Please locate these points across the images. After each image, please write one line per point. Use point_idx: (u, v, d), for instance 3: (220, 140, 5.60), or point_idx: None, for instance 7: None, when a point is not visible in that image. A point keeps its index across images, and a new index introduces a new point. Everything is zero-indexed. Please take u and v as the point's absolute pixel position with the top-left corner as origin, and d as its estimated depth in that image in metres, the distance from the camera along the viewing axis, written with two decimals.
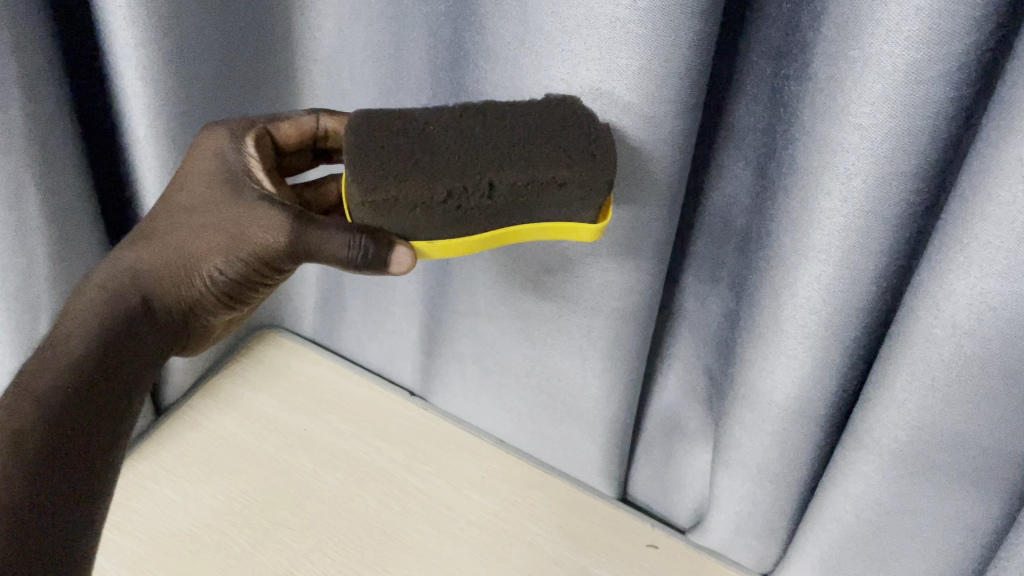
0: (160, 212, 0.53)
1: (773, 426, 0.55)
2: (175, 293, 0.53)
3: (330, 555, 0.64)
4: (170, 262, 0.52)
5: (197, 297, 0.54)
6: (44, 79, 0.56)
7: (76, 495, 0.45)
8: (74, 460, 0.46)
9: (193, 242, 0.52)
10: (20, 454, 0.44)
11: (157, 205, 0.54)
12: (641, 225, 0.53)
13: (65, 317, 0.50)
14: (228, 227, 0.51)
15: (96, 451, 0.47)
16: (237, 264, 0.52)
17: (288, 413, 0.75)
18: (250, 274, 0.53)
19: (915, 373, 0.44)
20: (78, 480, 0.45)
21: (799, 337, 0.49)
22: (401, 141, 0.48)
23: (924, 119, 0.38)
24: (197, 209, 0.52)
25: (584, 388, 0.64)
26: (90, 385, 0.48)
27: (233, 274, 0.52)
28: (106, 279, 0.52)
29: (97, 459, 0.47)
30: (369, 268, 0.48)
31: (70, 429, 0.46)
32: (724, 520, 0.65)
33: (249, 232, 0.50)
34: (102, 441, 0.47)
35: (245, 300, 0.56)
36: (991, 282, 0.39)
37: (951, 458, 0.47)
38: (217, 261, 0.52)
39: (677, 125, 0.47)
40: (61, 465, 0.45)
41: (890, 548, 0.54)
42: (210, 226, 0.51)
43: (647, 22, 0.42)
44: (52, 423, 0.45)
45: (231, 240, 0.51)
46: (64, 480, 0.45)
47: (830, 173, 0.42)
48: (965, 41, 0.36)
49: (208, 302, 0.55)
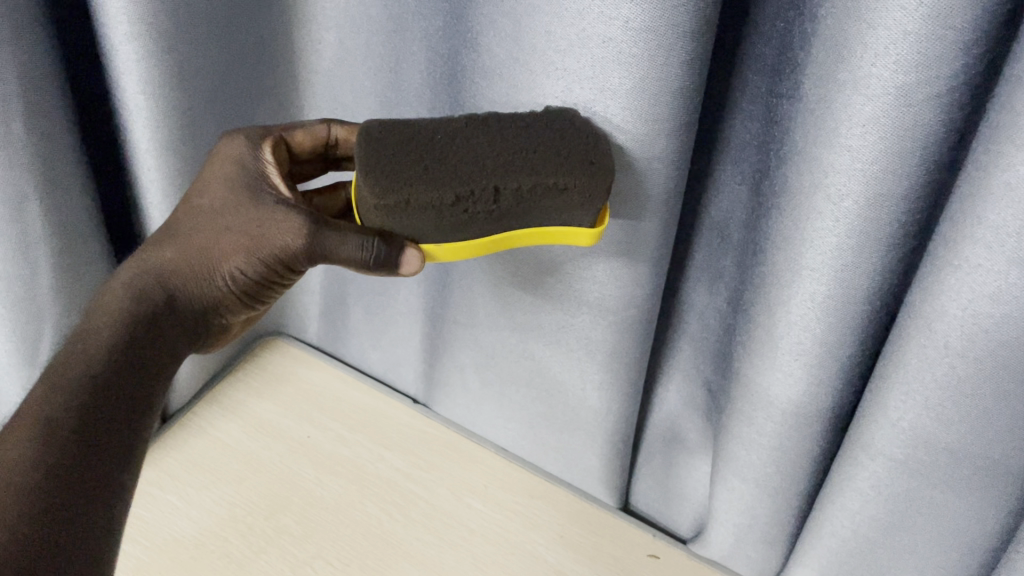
0: (182, 215, 0.54)
1: (771, 441, 0.55)
2: (196, 293, 0.53)
3: (332, 562, 0.64)
4: (192, 263, 0.53)
5: (218, 296, 0.54)
6: (51, 95, 0.57)
7: (96, 480, 0.45)
8: (92, 458, 0.45)
9: (213, 244, 0.52)
10: (48, 440, 0.44)
11: (177, 208, 0.55)
12: (637, 240, 0.53)
13: (87, 319, 0.51)
14: (249, 229, 0.51)
15: (120, 437, 0.47)
16: (258, 265, 0.52)
17: (293, 421, 0.75)
18: (270, 275, 0.53)
19: (909, 393, 0.44)
20: (93, 487, 0.45)
21: (794, 355, 0.49)
22: (410, 149, 0.48)
23: (915, 142, 0.38)
24: (218, 211, 0.52)
25: (583, 400, 0.65)
26: (116, 377, 0.48)
27: (254, 275, 0.53)
28: (131, 280, 0.52)
29: (119, 446, 0.47)
30: (380, 268, 0.49)
31: (95, 420, 0.46)
32: (724, 532, 0.64)
33: (269, 235, 0.50)
34: (125, 430, 0.48)
35: (263, 299, 0.57)
36: (983, 304, 0.39)
37: (947, 475, 0.47)
38: (237, 261, 0.52)
39: (670, 142, 0.47)
40: (83, 458, 0.45)
41: (888, 563, 0.54)
42: (231, 228, 0.52)
43: (639, 41, 0.43)
44: (82, 409, 0.46)
45: (251, 241, 0.51)
46: (82, 475, 0.44)
47: (822, 194, 0.42)
48: (953, 65, 0.36)
49: (229, 301, 0.55)
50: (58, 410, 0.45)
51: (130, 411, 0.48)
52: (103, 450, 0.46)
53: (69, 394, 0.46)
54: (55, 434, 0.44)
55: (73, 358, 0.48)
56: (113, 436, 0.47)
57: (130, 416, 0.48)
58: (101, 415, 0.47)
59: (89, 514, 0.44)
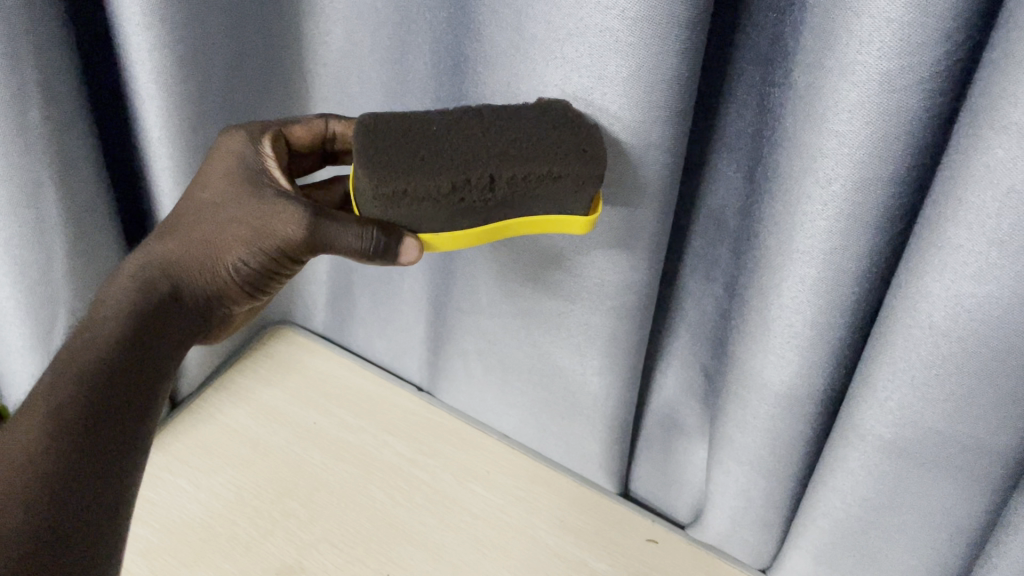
0: (188, 207, 0.56)
1: (764, 424, 0.56)
2: (202, 283, 0.55)
3: (337, 544, 0.66)
4: (197, 253, 0.54)
5: (223, 286, 0.56)
6: (65, 84, 0.59)
7: (106, 460, 0.47)
8: (101, 440, 0.47)
9: (218, 235, 0.54)
10: (59, 425, 0.46)
11: (180, 203, 0.56)
12: (635, 226, 0.54)
13: (100, 306, 0.52)
14: (250, 221, 0.53)
15: (129, 418, 0.49)
16: (260, 255, 0.54)
17: (298, 407, 0.77)
18: (272, 265, 0.55)
19: (896, 373, 0.46)
20: (104, 467, 0.46)
21: (785, 337, 0.50)
22: (407, 141, 0.49)
23: (899, 126, 0.40)
24: (222, 204, 0.54)
25: (584, 385, 0.66)
26: (124, 364, 0.50)
27: (256, 265, 0.54)
28: (137, 272, 0.54)
29: (129, 427, 0.49)
30: (380, 257, 0.51)
31: (104, 404, 0.48)
32: (721, 514, 0.66)
33: (271, 227, 0.52)
34: (133, 411, 0.49)
35: (266, 290, 0.58)
36: (965, 285, 0.40)
37: (934, 455, 0.48)
38: (241, 252, 0.54)
39: (665, 130, 0.49)
40: (94, 440, 0.47)
41: (880, 544, 0.55)
42: (235, 220, 0.53)
43: (636, 30, 0.44)
44: (90, 394, 0.48)
45: (254, 232, 0.53)
46: (92, 456, 0.46)
47: (811, 178, 0.43)
48: (934, 52, 0.37)
49: (233, 291, 0.56)
50: (68, 396, 0.47)
51: (138, 397, 0.50)
52: (113, 431, 0.48)
53: (79, 382, 0.48)
54: (64, 419, 0.46)
55: (86, 345, 0.50)
56: (121, 417, 0.48)
57: (138, 398, 0.50)
58: (109, 399, 0.48)
59: (99, 492, 0.46)
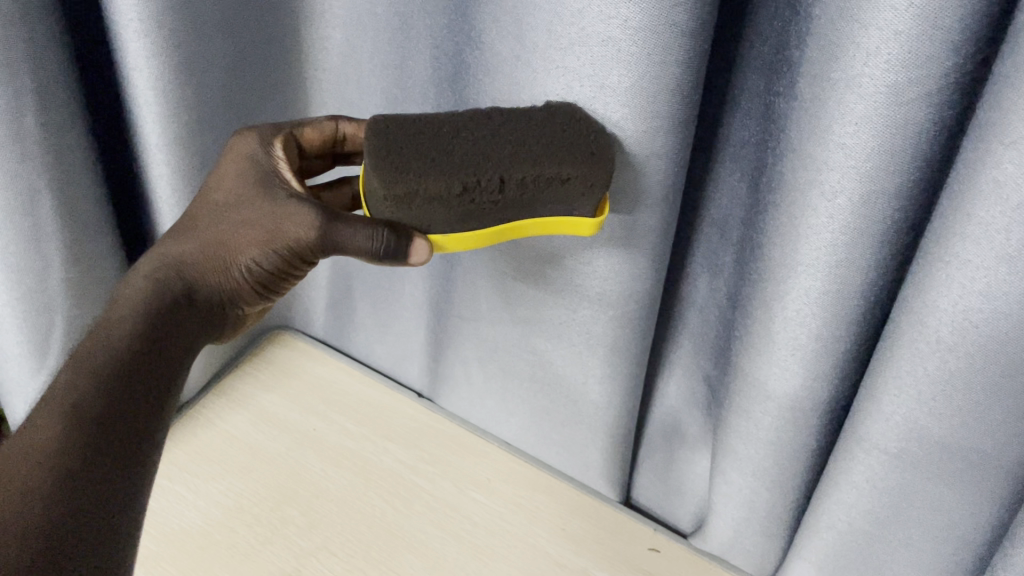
0: (201, 208, 0.55)
1: (767, 435, 0.55)
2: (216, 285, 0.54)
3: (336, 553, 0.65)
4: (210, 254, 0.54)
5: (234, 287, 0.55)
6: (61, 90, 0.59)
7: (117, 456, 0.46)
8: (113, 437, 0.46)
9: (230, 236, 0.53)
10: (71, 421, 0.45)
11: (194, 203, 0.56)
12: (637, 236, 0.54)
13: (113, 306, 0.52)
14: (263, 221, 0.52)
15: (140, 414, 0.48)
16: (272, 257, 0.53)
17: (299, 413, 0.76)
18: (285, 266, 0.54)
19: (902, 388, 0.45)
20: (114, 462, 0.45)
21: (789, 348, 0.50)
22: (418, 143, 0.49)
23: (906, 139, 0.39)
24: (235, 206, 0.53)
25: (585, 394, 0.65)
26: (135, 363, 0.49)
27: (268, 267, 0.54)
28: (151, 273, 0.53)
29: (140, 423, 0.48)
30: (391, 258, 0.50)
31: (117, 400, 0.47)
32: (723, 524, 0.65)
33: (283, 228, 0.51)
34: (144, 407, 0.48)
35: (277, 290, 0.58)
36: (974, 300, 0.40)
37: (939, 469, 0.47)
38: (253, 254, 0.53)
39: (668, 140, 0.48)
40: (105, 437, 0.46)
41: (884, 556, 0.55)
42: (247, 222, 0.53)
43: (638, 40, 0.43)
44: (102, 392, 0.47)
45: (266, 234, 0.52)
46: (102, 453, 0.45)
47: (817, 190, 0.43)
48: (942, 65, 0.37)
49: (245, 292, 0.56)
50: (81, 394, 0.46)
51: (149, 394, 0.49)
52: (124, 428, 0.47)
53: (91, 381, 0.47)
54: (78, 416, 0.45)
55: (98, 346, 0.49)
56: (134, 413, 0.48)
57: (149, 396, 0.49)
58: (122, 397, 0.48)
59: (112, 487, 0.45)
